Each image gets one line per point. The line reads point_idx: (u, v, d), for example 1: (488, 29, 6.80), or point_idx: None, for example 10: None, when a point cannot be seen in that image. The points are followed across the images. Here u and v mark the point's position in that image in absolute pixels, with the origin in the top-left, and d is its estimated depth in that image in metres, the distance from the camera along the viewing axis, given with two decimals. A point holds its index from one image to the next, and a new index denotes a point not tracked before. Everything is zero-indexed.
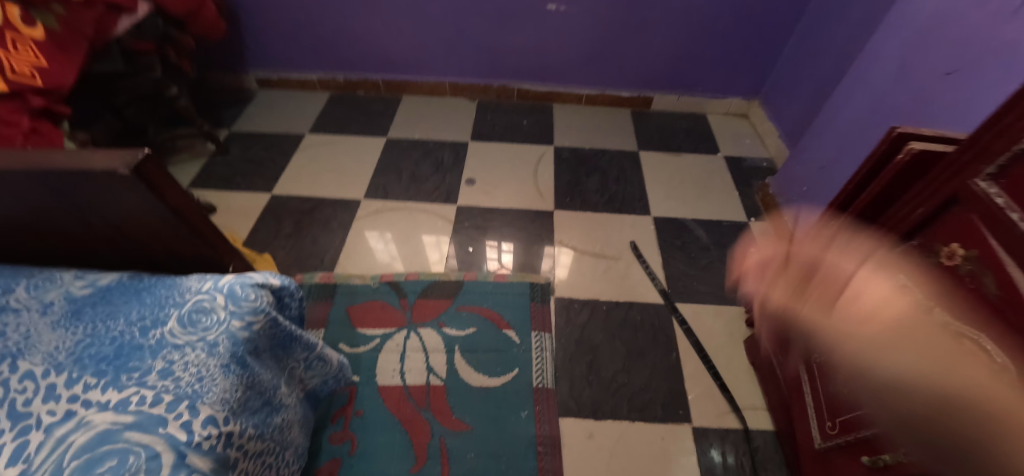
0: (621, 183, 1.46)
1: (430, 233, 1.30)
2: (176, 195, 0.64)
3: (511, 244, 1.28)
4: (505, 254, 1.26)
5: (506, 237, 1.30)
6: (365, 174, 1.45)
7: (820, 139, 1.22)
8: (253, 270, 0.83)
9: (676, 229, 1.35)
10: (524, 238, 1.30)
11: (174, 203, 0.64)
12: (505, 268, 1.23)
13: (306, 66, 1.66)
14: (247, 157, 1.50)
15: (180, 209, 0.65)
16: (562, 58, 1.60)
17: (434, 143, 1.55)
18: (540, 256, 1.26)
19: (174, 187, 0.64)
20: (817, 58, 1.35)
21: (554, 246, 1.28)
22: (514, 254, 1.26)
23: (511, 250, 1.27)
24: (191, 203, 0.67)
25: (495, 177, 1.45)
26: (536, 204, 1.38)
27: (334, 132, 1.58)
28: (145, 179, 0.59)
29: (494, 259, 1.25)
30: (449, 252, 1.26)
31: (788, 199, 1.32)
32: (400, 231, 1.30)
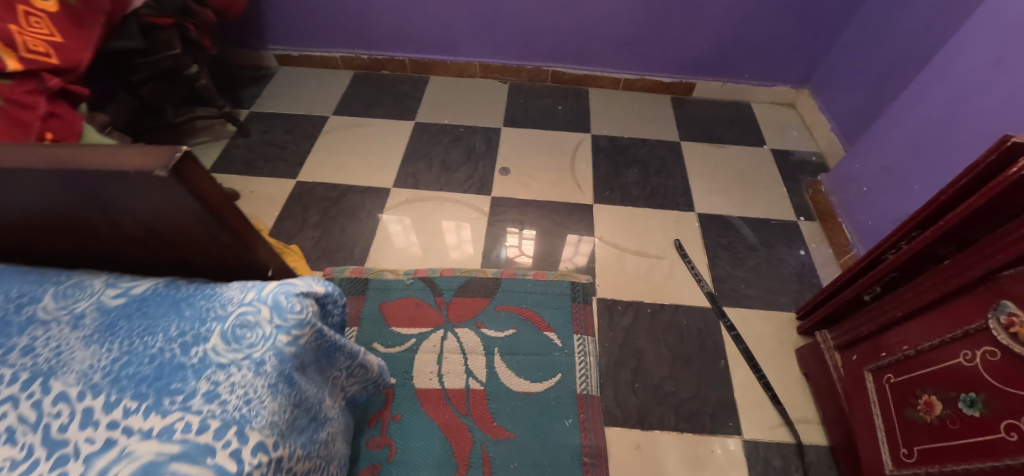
0: (663, 176, 1.38)
1: (449, 218, 1.25)
2: (216, 197, 0.58)
3: (532, 231, 1.23)
4: (527, 241, 1.21)
5: (528, 224, 1.25)
6: (393, 161, 1.38)
7: (886, 137, 1.12)
8: (290, 272, 0.78)
9: (723, 226, 1.26)
10: (549, 227, 1.24)
11: (214, 206, 0.58)
12: (526, 256, 1.18)
13: (328, 43, 1.57)
14: (269, 140, 1.43)
15: (220, 212, 0.59)
16: (601, 39, 1.49)
17: (465, 128, 1.47)
18: (561, 246, 1.21)
19: (214, 188, 0.57)
20: (881, 45, 1.24)
21: (576, 234, 1.23)
22: (535, 243, 1.21)
23: (532, 238, 1.22)
24: (231, 204, 0.61)
25: (530, 167, 1.38)
26: (574, 197, 1.31)
27: (358, 114, 1.50)
28: (184, 181, 0.52)
29: (514, 246, 1.20)
30: (467, 237, 1.21)
31: (845, 198, 1.23)
32: (422, 217, 1.25)
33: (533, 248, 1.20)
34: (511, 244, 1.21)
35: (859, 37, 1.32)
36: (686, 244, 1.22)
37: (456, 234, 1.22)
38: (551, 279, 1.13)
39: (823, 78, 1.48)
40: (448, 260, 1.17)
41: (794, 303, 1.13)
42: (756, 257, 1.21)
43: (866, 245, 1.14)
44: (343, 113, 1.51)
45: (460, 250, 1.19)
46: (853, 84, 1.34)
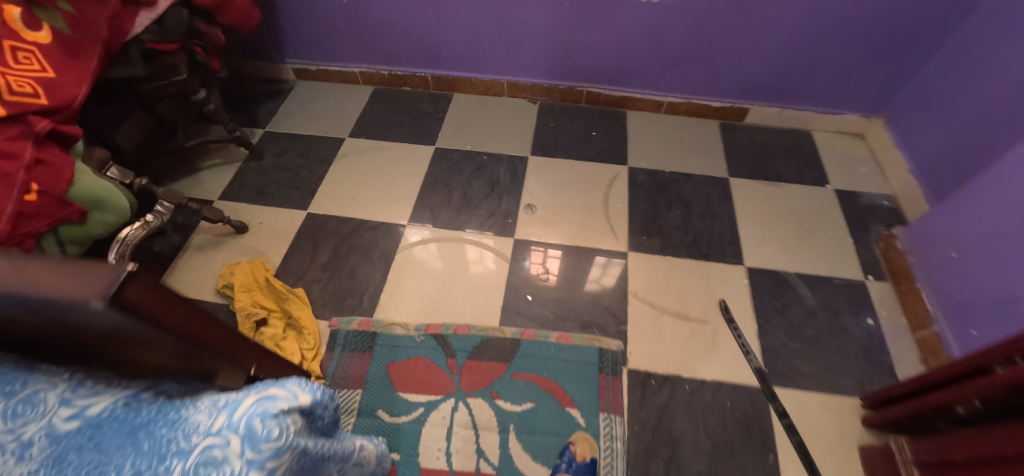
0: (709, 219, 1.21)
1: (472, 232, 1.19)
2: (175, 313, 0.48)
3: (558, 250, 1.16)
4: (551, 260, 1.14)
5: (553, 240, 1.18)
6: (410, 193, 1.27)
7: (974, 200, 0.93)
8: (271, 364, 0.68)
9: (778, 285, 1.10)
10: (576, 244, 1.17)
11: (173, 325, 0.48)
12: (550, 275, 1.11)
13: (348, 58, 1.48)
14: (281, 165, 1.35)
15: (182, 329, 0.49)
16: (645, 58, 1.33)
17: (489, 157, 1.35)
18: (587, 266, 1.13)
19: (174, 303, 0.48)
20: (979, 79, 1.04)
21: (605, 255, 1.15)
22: (561, 261, 1.14)
23: (558, 257, 1.14)
24: (195, 313, 0.51)
25: (559, 205, 1.24)
26: (606, 242, 1.17)
27: (375, 137, 1.40)
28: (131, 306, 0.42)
29: (538, 264, 1.13)
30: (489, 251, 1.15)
31: (926, 261, 1.04)
32: (442, 231, 1.19)
33: (558, 267, 1.12)
34: (537, 266, 1.13)
35: (950, 64, 1.12)
36: (733, 306, 1.07)
37: (477, 247, 1.16)
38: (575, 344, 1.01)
39: (900, 108, 1.27)
40: (463, 313, 1.06)
41: (859, 388, 0.97)
42: (816, 326, 1.04)
43: (952, 324, 0.96)
44: (360, 135, 1.41)
45: (481, 265, 1.13)
46: (939, 120, 1.14)
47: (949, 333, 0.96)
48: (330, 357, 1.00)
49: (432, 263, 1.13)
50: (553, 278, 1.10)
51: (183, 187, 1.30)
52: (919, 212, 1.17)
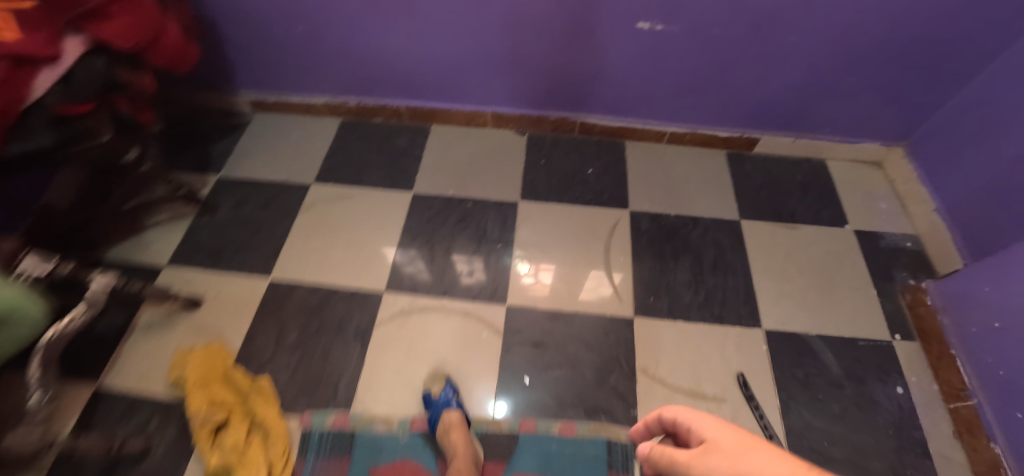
0: (722, 273, 1.09)
1: (460, 251, 1.13)
2: None
3: (550, 263, 1.11)
4: (543, 273, 1.10)
5: (545, 255, 1.12)
6: (388, 252, 1.13)
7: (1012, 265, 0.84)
8: None
9: (800, 351, 1.00)
10: (570, 259, 1.12)
11: None
12: (543, 288, 1.07)
13: (310, 88, 1.32)
14: (239, 220, 1.19)
15: None
16: (646, 88, 1.18)
17: (474, 203, 1.21)
18: (584, 275, 1.09)
19: None
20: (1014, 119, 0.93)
21: (603, 269, 1.10)
22: (554, 273, 1.10)
23: (551, 269, 1.10)
24: None
25: (555, 260, 1.12)
26: (610, 306, 1.05)
27: (346, 183, 1.25)
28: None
29: (529, 275, 1.09)
30: (477, 266, 1.11)
31: (963, 323, 0.94)
32: (427, 247, 1.14)
33: (551, 279, 1.09)
34: (530, 276, 1.09)
35: (983, 97, 1.01)
36: (752, 380, 0.96)
37: (468, 265, 1.11)
38: (580, 437, 0.90)
39: (926, 139, 1.16)
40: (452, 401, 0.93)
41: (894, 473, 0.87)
42: (844, 399, 0.94)
43: (993, 399, 0.87)
44: (328, 180, 1.25)
45: (472, 278, 1.09)
46: (970, 158, 1.03)
47: (990, 408, 0.87)
48: (302, 465, 0.87)
49: (419, 278, 1.09)
50: (546, 285, 1.08)
51: (128, 251, 1.14)
52: (948, 260, 1.07)
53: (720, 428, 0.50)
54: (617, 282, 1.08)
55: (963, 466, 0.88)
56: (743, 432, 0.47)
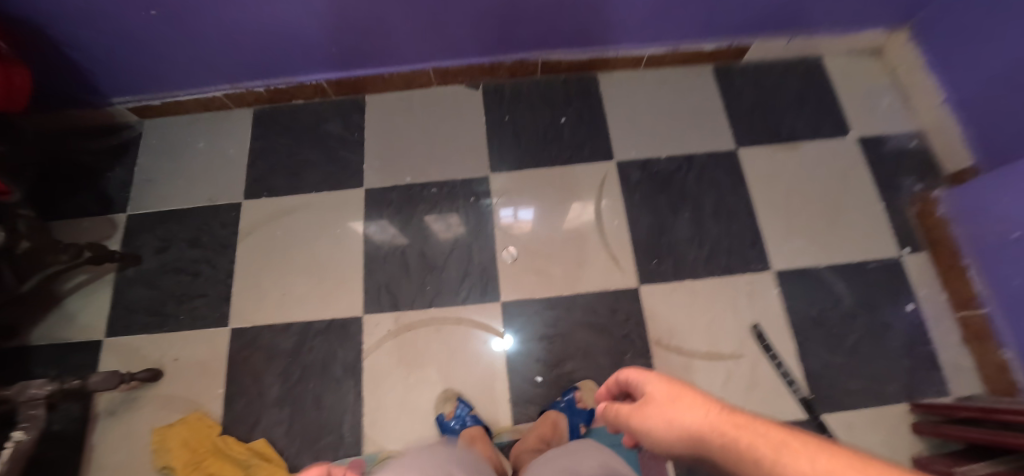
0: (725, 219, 1.00)
1: (429, 209, 1.03)
2: None
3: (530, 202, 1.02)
4: (523, 209, 1.01)
5: (523, 194, 1.03)
6: (355, 270, 0.99)
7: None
8: None
9: (812, 289, 0.96)
10: (546, 198, 1.02)
11: None
12: (524, 224, 1.00)
13: (201, 81, 1.05)
14: (174, 266, 1.01)
15: None
16: (613, 11, 0.96)
17: (438, 188, 1.04)
18: (564, 209, 1.01)
19: None
20: None
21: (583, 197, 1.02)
22: (535, 210, 1.01)
23: (531, 205, 1.02)
24: None
25: (543, 220, 1.00)
26: (612, 280, 0.95)
27: (283, 193, 1.05)
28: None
29: (508, 214, 1.01)
30: (456, 222, 1.01)
31: (978, 235, 0.88)
32: (395, 209, 1.03)
33: (531, 215, 1.01)
34: (510, 212, 1.01)
35: None
36: (770, 331, 0.92)
37: (442, 220, 1.02)
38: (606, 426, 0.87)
39: (934, 18, 0.99)
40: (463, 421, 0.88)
41: (906, 393, 0.90)
42: (856, 329, 0.94)
43: (1003, 308, 0.85)
44: (261, 193, 1.05)
45: (450, 231, 1.01)
46: (987, 44, 0.89)
47: (1001, 317, 0.86)
48: None
49: (394, 241, 1.00)
50: (529, 222, 1.00)
51: (55, 328, 0.98)
52: (955, 159, 1.00)
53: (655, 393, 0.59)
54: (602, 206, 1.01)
55: (970, 372, 0.90)
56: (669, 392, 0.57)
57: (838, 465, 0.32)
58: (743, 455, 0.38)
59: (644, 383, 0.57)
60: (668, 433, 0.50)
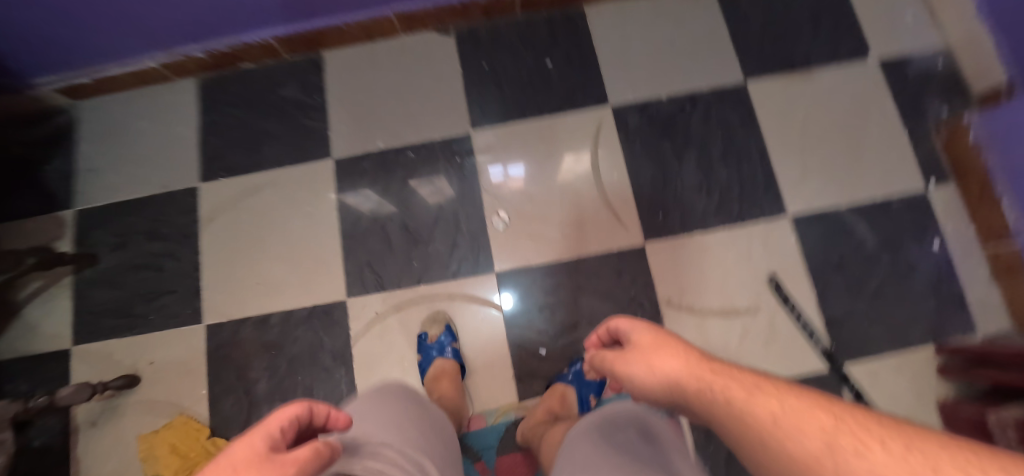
0: (735, 162, 0.90)
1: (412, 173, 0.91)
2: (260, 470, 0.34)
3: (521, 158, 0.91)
4: (512, 166, 0.91)
5: (513, 146, 0.92)
6: (333, 250, 0.88)
7: None
8: None
9: (831, 233, 0.88)
10: (537, 152, 0.91)
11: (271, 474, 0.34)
12: (516, 180, 0.90)
13: (129, 50, 0.91)
14: (135, 262, 0.92)
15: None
16: None
17: (416, 152, 0.92)
18: (559, 161, 0.90)
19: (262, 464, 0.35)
20: None
21: (578, 146, 0.91)
22: (527, 167, 0.91)
23: (522, 160, 0.91)
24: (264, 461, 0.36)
25: (534, 177, 0.90)
26: (616, 238, 0.86)
27: (241, 171, 0.93)
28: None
29: (497, 170, 0.91)
30: (445, 186, 0.90)
31: (1013, 160, 0.80)
32: (372, 172, 0.91)
33: (523, 171, 0.91)
34: (499, 169, 0.91)
35: None
36: (786, 282, 0.86)
37: (429, 184, 0.91)
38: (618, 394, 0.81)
39: None
40: (461, 398, 0.80)
41: (931, 334, 0.85)
42: (879, 272, 0.87)
43: None
44: (218, 174, 0.93)
45: (437, 195, 0.90)
46: None
47: None
48: None
49: (379, 209, 0.89)
50: (520, 179, 0.90)
51: (19, 341, 0.90)
52: (984, 77, 0.89)
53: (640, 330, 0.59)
54: (602, 154, 0.90)
55: (1000, 308, 0.84)
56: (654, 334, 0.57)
57: (804, 406, 0.36)
58: (721, 396, 0.42)
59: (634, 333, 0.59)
60: (649, 380, 0.52)
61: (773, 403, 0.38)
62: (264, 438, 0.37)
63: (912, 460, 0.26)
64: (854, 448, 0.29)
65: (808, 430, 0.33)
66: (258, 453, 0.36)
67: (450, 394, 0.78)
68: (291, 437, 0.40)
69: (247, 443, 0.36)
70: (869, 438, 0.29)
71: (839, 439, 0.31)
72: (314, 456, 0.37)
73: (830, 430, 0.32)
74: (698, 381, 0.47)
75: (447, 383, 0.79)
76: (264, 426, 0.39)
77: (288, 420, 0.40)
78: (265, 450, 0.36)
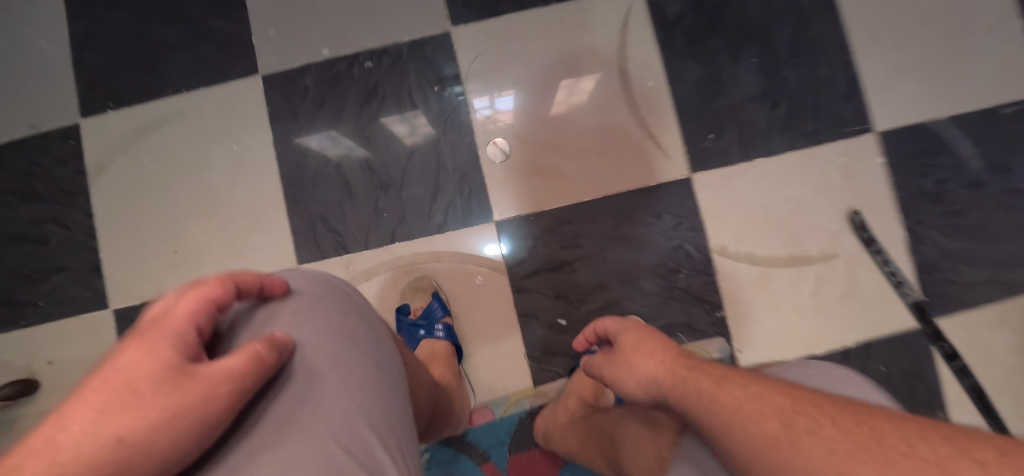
0: (807, 61, 0.67)
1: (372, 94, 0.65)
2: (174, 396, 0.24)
3: (520, 65, 0.66)
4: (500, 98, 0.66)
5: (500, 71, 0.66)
6: (271, 202, 0.64)
7: None
8: None
9: (925, 154, 0.68)
10: (542, 56, 0.66)
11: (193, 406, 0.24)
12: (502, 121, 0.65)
13: None
14: (9, 232, 0.68)
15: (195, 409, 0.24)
16: None
17: (373, 61, 0.65)
18: (573, 67, 0.66)
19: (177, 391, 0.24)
20: None
21: (598, 45, 0.66)
22: (529, 77, 0.66)
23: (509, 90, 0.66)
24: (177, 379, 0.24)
25: (537, 96, 0.66)
26: (654, 169, 0.64)
27: (133, 101, 0.67)
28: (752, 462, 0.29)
29: (484, 91, 0.66)
30: (418, 122, 0.65)
31: None
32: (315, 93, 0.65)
33: (524, 84, 0.66)
34: (486, 106, 0.66)
35: None
36: (868, 219, 0.66)
37: (402, 120, 0.65)
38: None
39: None
40: (459, 388, 0.59)
41: None
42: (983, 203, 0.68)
43: None
44: (102, 106, 0.67)
45: (416, 136, 0.65)
46: None
47: None
48: None
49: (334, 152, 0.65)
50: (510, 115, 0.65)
51: None
52: None
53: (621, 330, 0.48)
54: (631, 54, 0.66)
55: None
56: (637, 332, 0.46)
57: (769, 391, 0.33)
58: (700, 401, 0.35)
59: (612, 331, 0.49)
60: (634, 389, 0.42)
61: (738, 393, 0.34)
62: (175, 341, 0.25)
63: (858, 436, 0.27)
64: (807, 427, 0.29)
65: (769, 412, 0.31)
66: (169, 372, 0.24)
67: (445, 380, 0.57)
68: (211, 325, 0.28)
69: (149, 353, 0.25)
70: (822, 418, 0.29)
71: (797, 421, 0.30)
72: (253, 363, 0.28)
73: (791, 410, 0.31)
74: (677, 386, 0.37)
75: (440, 367, 0.59)
76: (169, 324, 0.26)
77: (204, 305, 0.28)
78: (178, 362, 0.25)
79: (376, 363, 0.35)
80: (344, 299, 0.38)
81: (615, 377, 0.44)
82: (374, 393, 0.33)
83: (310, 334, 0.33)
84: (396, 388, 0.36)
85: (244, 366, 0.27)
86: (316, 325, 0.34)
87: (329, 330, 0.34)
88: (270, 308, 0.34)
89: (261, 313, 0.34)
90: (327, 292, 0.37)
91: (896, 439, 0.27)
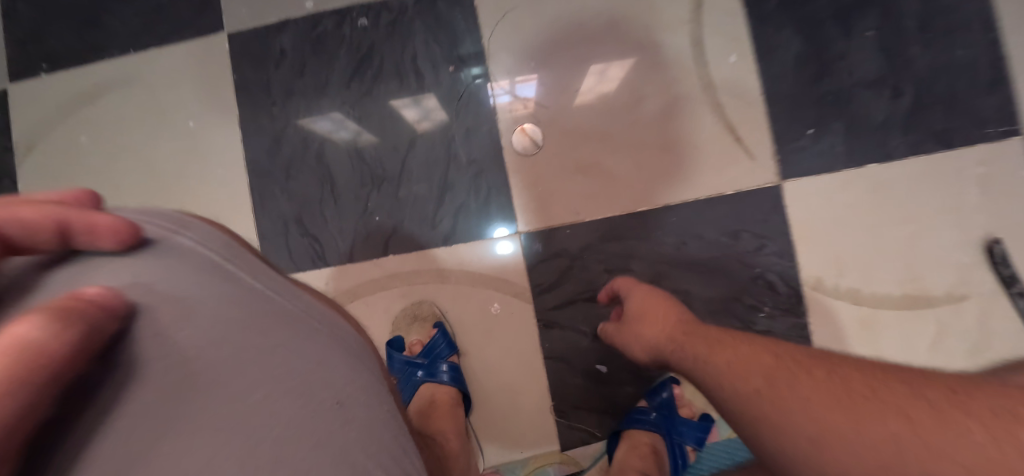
0: (937, 36, 0.50)
1: (367, 63, 0.51)
2: None
3: (557, 32, 0.51)
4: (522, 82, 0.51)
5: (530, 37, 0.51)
6: (236, 195, 0.51)
7: None
8: None
9: None
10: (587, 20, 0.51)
11: None
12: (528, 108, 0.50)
13: None
14: None
15: None
16: None
17: (369, 20, 0.51)
18: (627, 35, 0.51)
19: None
20: None
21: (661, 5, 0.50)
22: (568, 49, 0.51)
23: (540, 64, 0.51)
24: None
25: (578, 72, 0.50)
26: (732, 169, 0.49)
27: (71, 63, 0.53)
28: (742, 424, 0.30)
29: (508, 66, 0.51)
30: (426, 103, 0.51)
31: None
32: (293, 59, 0.51)
33: (561, 58, 0.51)
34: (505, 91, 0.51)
35: None
36: None
37: (404, 97, 0.51)
38: (726, 444, 0.47)
39: None
40: (466, 453, 0.44)
41: None
42: None
43: None
44: (34, 69, 0.54)
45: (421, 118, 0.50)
46: None
47: None
48: None
49: (321, 133, 0.51)
50: (541, 96, 0.50)
51: None
52: None
53: (639, 294, 0.40)
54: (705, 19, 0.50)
55: None
56: (653, 293, 0.40)
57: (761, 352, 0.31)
58: (701, 368, 0.33)
59: (625, 292, 0.42)
60: (638, 352, 0.39)
61: (728, 356, 0.32)
62: None
63: (839, 388, 0.26)
64: (786, 379, 0.28)
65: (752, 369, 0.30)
66: None
67: (449, 440, 0.43)
68: None
69: None
70: (800, 370, 0.28)
71: (778, 376, 0.29)
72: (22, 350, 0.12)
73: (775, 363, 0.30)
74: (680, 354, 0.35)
75: (443, 420, 0.44)
76: None
77: None
78: None
79: (301, 364, 0.21)
80: (231, 275, 0.22)
81: (625, 345, 0.39)
82: (301, 416, 0.19)
83: (157, 338, 0.18)
84: (364, 400, 0.22)
85: (22, 345, 0.12)
86: (188, 329, 0.19)
87: (193, 328, 0.19)
88: (84, 267, 0.19)
89: (60, 278, 0.19)
90: (202, 256, 0.22)
91: (891, 392, 0.25)
